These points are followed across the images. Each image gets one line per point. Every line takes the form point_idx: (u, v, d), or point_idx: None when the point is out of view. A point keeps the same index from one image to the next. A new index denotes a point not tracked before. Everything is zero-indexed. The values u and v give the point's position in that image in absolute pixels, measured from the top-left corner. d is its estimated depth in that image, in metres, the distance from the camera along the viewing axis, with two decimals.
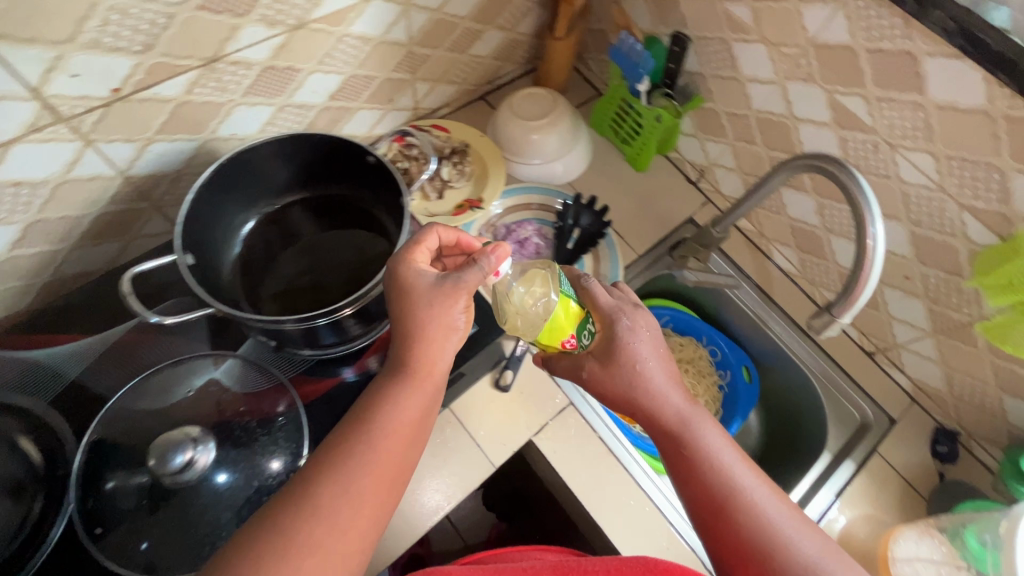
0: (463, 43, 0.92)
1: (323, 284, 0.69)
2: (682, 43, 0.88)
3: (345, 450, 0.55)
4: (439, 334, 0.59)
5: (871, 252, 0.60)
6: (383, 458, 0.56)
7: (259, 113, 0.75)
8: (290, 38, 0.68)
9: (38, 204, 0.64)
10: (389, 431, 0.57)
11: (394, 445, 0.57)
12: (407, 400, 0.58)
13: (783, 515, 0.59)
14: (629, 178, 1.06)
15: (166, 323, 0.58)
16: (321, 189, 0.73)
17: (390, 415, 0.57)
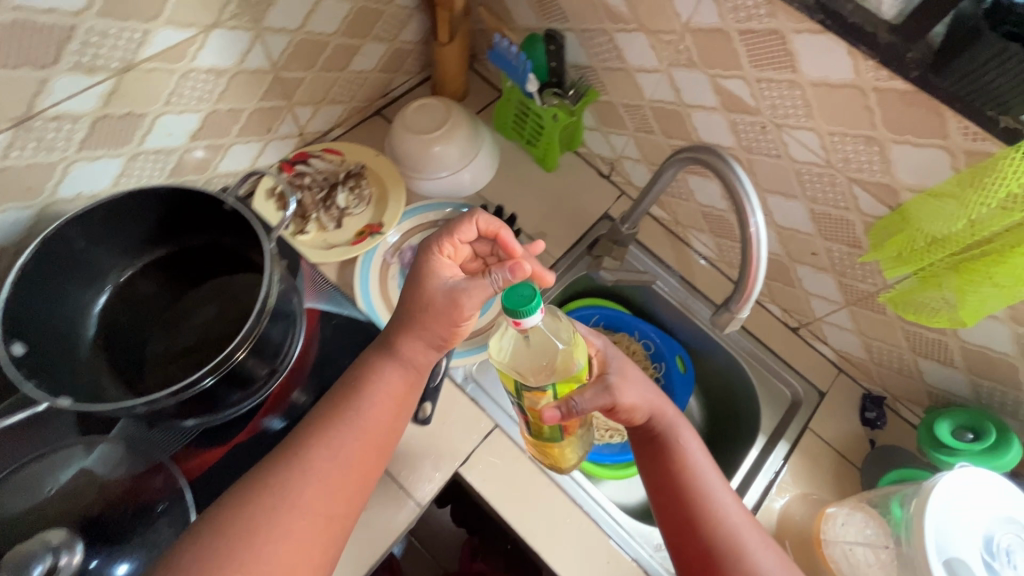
0: (339, 61, 0.87)
1: (200, 344, 0.64)
2: (557, 41, 0.85)
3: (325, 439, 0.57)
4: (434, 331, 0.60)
5: (753, 237, 0.60)
6: (363, 448, 0.58)
7: (105, 166, 0.68)
8: (120, 82, 0.62)
9: None
10: (376, 426, 0.59)
11: (376, 440, 0.59)
12: (390, 391, 0.61)
13: (748, 524, 0.65)
14: (540, 180, 1.02)
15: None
16: (185, 240, 0.68)
17: (371, 410, 0.59)
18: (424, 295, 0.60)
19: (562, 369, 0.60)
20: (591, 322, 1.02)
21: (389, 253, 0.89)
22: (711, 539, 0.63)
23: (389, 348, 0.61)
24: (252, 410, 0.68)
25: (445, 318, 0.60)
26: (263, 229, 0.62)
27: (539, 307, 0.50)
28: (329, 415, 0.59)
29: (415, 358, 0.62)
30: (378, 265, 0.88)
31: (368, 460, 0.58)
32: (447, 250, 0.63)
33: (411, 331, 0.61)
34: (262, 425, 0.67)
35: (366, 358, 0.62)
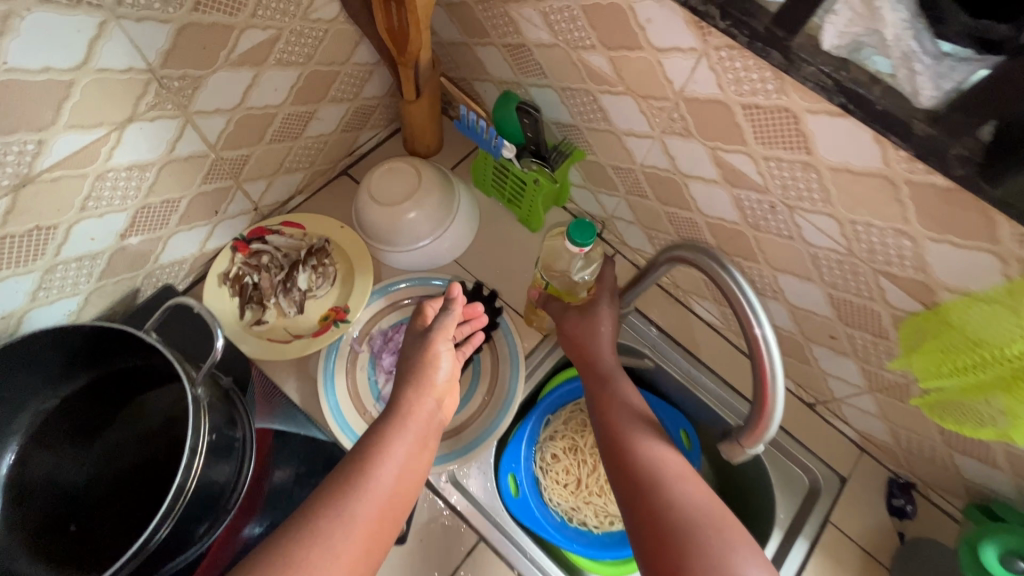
0: (291, 129, 0.77)
1: (138, 483, 0.59)
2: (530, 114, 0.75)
3: (344, 512, 0.56)
4: (422, 385, 0.66)
5: (762, 341, 0.49)
6: (381, 512, 0.58)
7: (16, 285, 0.59)
8: (18, 199, 0.53)
9: None
10: (393, 491, 0.59)
11: (394, 510, 0.59)
12: (407, 458, 0.61)
13: (677, 471, 0.64)
14: (524, 241, 0.92)
15: None
16: (111, 364, 0.61)
17: (390, 475, 0.59)
18: (403, 356, 0.69)
19: (567, 290, 0.79)
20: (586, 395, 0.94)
21: (356, 343, 0.81)
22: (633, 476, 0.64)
23: (403, 411, 0.64)
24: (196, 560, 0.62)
25: (426, 369, 0.68)
26: (185, 370, 0.54)
27: (588, 245, 0.66)
28: (345, 487, 0.58)
29: (422, 417, 0.65)
30: (345, 354, 0.79)
31: (383, 531, 0.58)
32: (413, 315, 0.73)
33: (416, 389, 0.66)
34: (241, 536, 0.64)
35: (380, 426, 0.63)
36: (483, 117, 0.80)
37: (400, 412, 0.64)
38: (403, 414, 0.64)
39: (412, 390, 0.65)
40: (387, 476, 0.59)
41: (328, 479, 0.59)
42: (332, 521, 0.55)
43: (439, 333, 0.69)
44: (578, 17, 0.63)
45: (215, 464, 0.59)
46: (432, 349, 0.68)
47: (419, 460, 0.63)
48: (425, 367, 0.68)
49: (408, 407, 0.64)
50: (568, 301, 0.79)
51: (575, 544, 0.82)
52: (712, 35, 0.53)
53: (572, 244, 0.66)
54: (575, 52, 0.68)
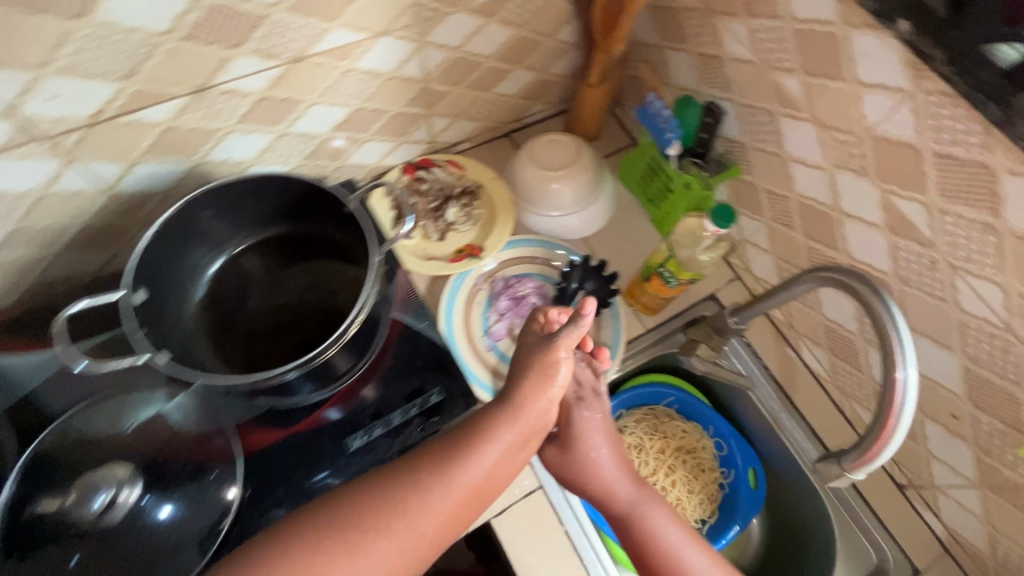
0: (486, 82, 0.88)
1: (291, 328, 0.66)
2: (715, 115, 0.80)
3: (441, 477, 0.54)
4: (537, 384, 0.61)
5: (899, 387, 0.49)
6: (470, 490, 0.55)
7: (255, 140, 0.72)
8: (289, 70, 0.65)
9: (19, 215, 0.63)
10: (488, 474, 0.56)
11: (485, 492, 0.56)
12: (511, 446, 0.58)
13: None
14: (651, 241, 0.96)
15: (89, 371, 0.54)
16: (300, 225, 0.70)
17: (493, 458, 0.57)
18: (524, 352, 0.66)
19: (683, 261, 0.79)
20: (665, 401, 0.98)
21: (480, 280, 0.89)
22: (646, 551, 0.64)
23: (519, 403, 0.59)
24: (303, 413, 0.68)
25: (546, 368, 0.63)
26: (376, 241, 0.63)
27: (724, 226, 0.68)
28: (451, 454, 0.56)
29: (535, 412, 0.60)
30: (468, 286, 0.88)
31: (471, 508, 0.55)
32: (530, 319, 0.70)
33: (536, 384, 0.61)
34: (322, 416, 0.68)
35: (492, 409, 0.60)
36: (668, 107, 0.84)
37: (516, 404, 0.59)
38: (517, 405, 0.60)
39: (530, 388, 0.61)
40: (488, 460, 0.56)
41: (424, 448, 0.57)
42: (428, 483, 0.54)
43: (564, 341, 0.64)
44: (787, 39, 0.67)
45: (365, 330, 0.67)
46: (554, 352, 0.63)
47: (520, 454, 0.59)
48: (545, 368, 0.63)
49: (524, 399, 0.60)
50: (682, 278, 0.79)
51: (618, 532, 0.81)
52: (928, 79, 0.55)
53: (711, 225, 0.68)
54: (770, 72, 0.71)
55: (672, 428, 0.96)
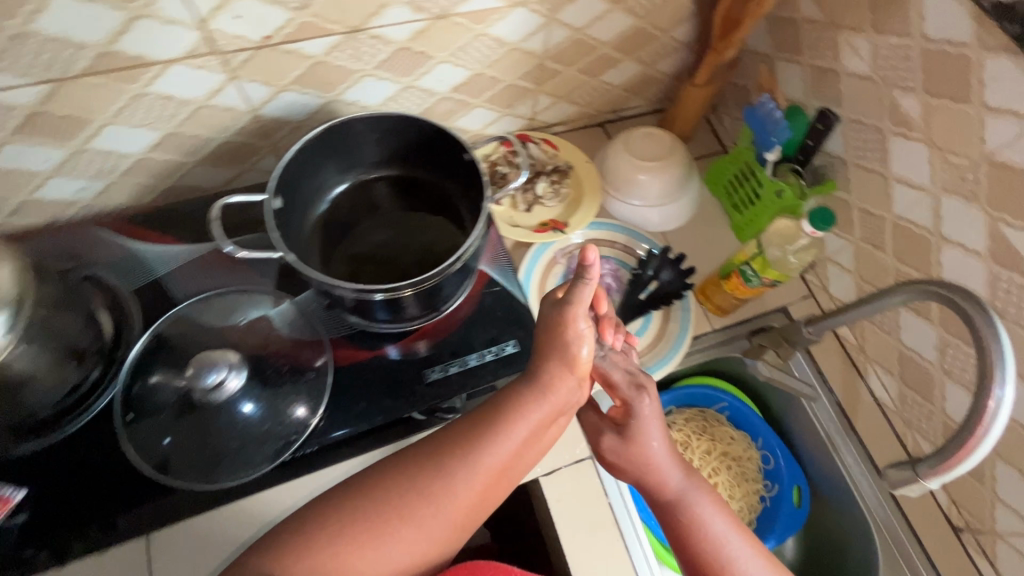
0: (596, 68, 0.92)
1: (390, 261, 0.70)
2: (827, 121, 0.80)
3: (468, 458, 0.56)
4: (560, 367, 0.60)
5: (988, 415, 0.49)
6: (497, 471, 0.57)
7: (384, 88, 0.78)
8: (431, 26, 0.71)
9: (179, 119, 0.71)
10: (512, 456, 0.58)
11: (509, 472, 0.58)
12: (536, 427, 0.59)
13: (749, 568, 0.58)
14: (729, 247, 0.97)
15: (236, 255, 0.59)
16: (412, 171, 0.75)
17: (518, 439, 0.58)
18: (542, 326, 0.63)
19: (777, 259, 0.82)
20: (716, 406, 0.99)
21: (560, 253, 0.93)
22: (690, 545, 0.60)
23: (544, 382, 0.60)
24: (385, 342, 0.72)
25: (566, 344, 0.61)
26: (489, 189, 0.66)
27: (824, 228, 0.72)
28: (475, 435, 0.57)
29: (562, 393, 0.60)
30: (547, 258, 0.92)
31: (498, 486, 0.57)
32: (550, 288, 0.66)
33: (562, 364, 0.60)
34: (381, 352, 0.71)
35: (518, 389, 0.60)
36: (781, 108, 0.84)
37: (541, 383, 0.60)
38: (543, 386, 0.60)
39: (556, 368, 0.60)
40: (514, 441, 0.58)
41: (448, 427, 0.59)
42: (455, 464, 0.56)
43: (576, 308, 0.60)
44: (912, 58, 0.68)
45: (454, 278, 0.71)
46: (571, 324, 0.60)
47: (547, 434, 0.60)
48: (564, 343, 0.61)
49: (550, 379, 0.60)
50: (774, 276, 0.81)
51: (650, 520, 0.91)
52: None
53: (808, 225, 0.72)
54: (887, 89, 0.72)
55: (721, 433, 0.96)
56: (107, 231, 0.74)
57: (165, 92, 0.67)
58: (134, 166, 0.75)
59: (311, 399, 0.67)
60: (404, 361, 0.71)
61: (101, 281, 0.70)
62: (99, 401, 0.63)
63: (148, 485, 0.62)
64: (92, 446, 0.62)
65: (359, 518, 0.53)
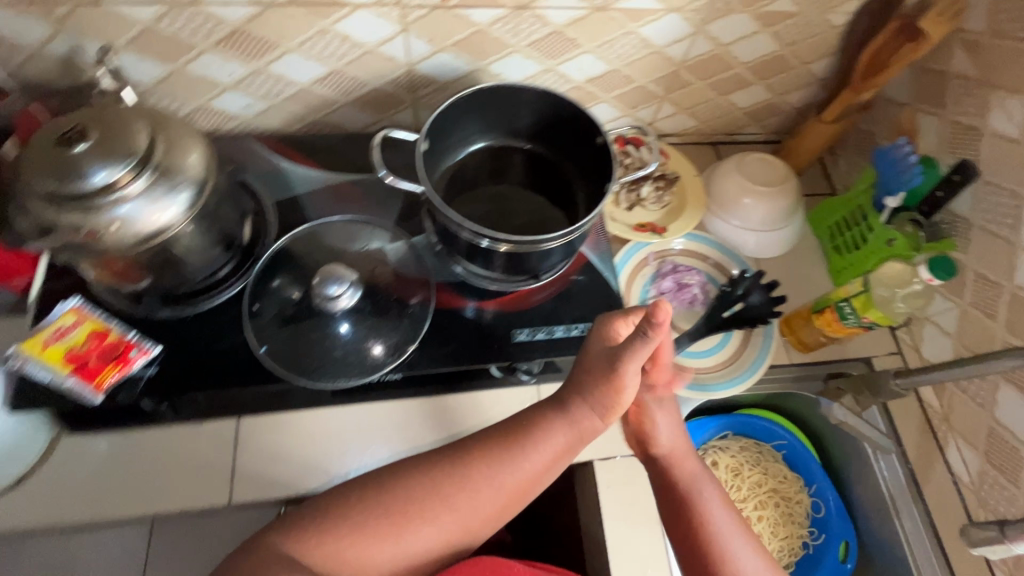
0: (726, 87, 0.93)
1: (502, 223, 0.75)
2: (966, 173, 0.77)
3: (489, 473, 0.58)
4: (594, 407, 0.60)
5: None
6: (516, 490, 0.59)
7: (527, 67, 0.83)
8: (589, 16, 0.76)
9: (346, 60, 0.78)
10: (531, 477, 0.59)
11: (524, 492, 0.60)
12: (558, 453, 0.60)
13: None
14: (821, 288, 0.96)
15: (387, 180, 0.63)
16: (540, 149, 0.79)
17: (538, 464, 0.59)
18: (585, 359, 0.63)
19: (882, 303, 0.79)
20: (774, 443, 0.96)
21: (652, 257, 0.93)
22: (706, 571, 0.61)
23: (572, 413, 0.61)
24: (474, 298, 0.76)
25: (608, 389, 0.60)
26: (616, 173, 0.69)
27: (941, 275, 0.75)
28: (500, 451, 0.59)
29: (586, 428, 0.61)
30: (638, 259, 0.92)
31: (512, 504, 0.59)
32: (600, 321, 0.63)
33: (596, 403, 0.60)
34: (461, 305, 0.75)
35: (546, 413, 0.61)
36: (916, 154, 0.84)
37: (570, 412, 0.61)
38: (570, 415, 0.61)
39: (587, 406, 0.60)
40: (535, 464, 0.59)
41: (468, 438, 0.61)
42: (477, 475, 0.58)
43: (632, 365, 0.57)
44: None
45: (558, 254, 0.74)
46: (619, 375, 0.58)
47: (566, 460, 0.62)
48: (607, 387, 0.59)
49: (579, 411, 0.61)
50: (875, 318, 0.79)
51: None
52: None
53: (927, 273, 0.76)
54: None
55: (774, 470, 0.94)
56: (263, 148, 0.83)
57: (344, 33, 0.74)
58: (294, 95, 0.84)
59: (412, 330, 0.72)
60: (493, 318, 0.75)
61: (250, 187, 0.78)
62: (228, 290, 0.71)
63: (257, 370, 0.69)
64: (216, 325, 0.70)
65: (383, 512, 0.55)
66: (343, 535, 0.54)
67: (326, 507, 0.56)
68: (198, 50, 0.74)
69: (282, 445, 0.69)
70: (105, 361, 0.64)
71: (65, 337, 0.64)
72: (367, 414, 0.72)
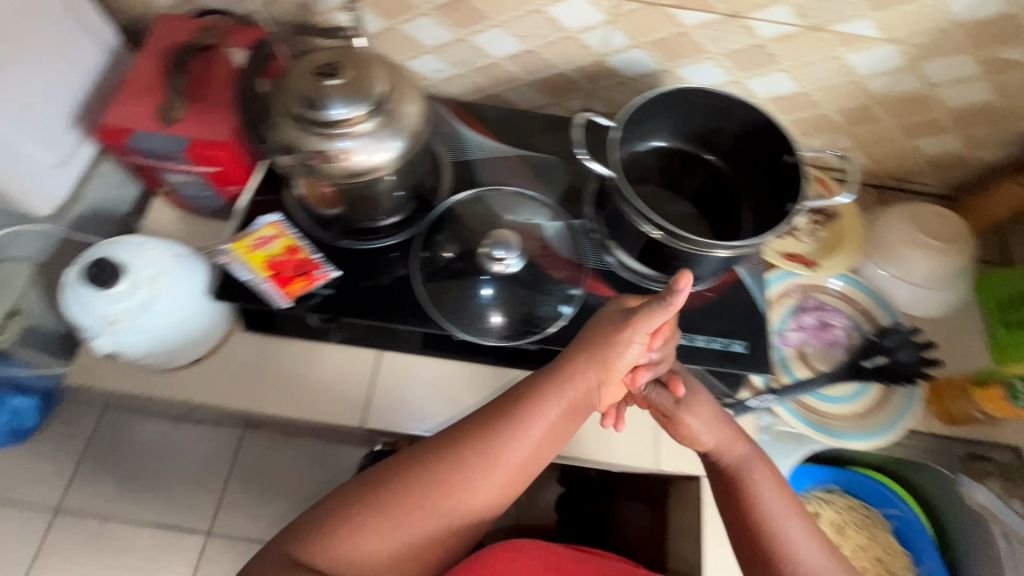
0: (917, 130, 0.88)
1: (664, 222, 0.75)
2: None
3: (488, 451, 0.55)
4: (592, 374, 0.59)
5: None
6: (516, 467, 0.56)
7: (715, 75, 0.83)
8: (799, 34, 0.75)
9: (544, 41, 0.82)
10: (531, 453, 0.57)
11: (529, 469, 0.58)
12: (556, 424, 0.58)
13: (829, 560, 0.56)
14: (976, 360, 0.88)
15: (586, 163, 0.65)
16: (714, 159, 0.79)
17: (537, 438, 0.57)
18: (589, 330, 0.62)
19: None
20: (884, 510, 0.90)
21: (796, 288, 0.90)
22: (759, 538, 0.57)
23: (569, 379, 0.59)
24: (618, 289, 0.76)
25: (608, 350, 0.60)
26: (803, 196, 0.67)
27: None
28: (495, 430, 0.56)
29: (583, 394, 0.60)
30: (781, 287, 0.89)
31: (518, 480, 0.57)
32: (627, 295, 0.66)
33: (593, 365, 0.59)
34: (597, 293, 0.76)
35: (538, 382, 0.59)
36: None
37: (564, 374, 0.59)
38: (564, 382, 0.59)
39: (585, 364, 0.59)
40: (534, 438, 0.57)
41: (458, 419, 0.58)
42: (477, 454, 0.55)
43: (641, 324, 0.60)
44: None
45: (714, 264, 0.74)
46: (625, 335, 0.60)
47: (564, 430, 0.60)
48: (612, 347, 0.60)
49: (575, 376, 0.59)
50: None
51: None
52: None
53: None
54: None
55: (880, 538, 0.88)
56: (446, 111, 0.89)
57: (553, 16, 0.78)
58: (483, 67, 0.88)
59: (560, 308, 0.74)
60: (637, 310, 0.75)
61: (433, 146, 0.84)
62: (397, 235, 0.77)
63: (412, 312, 0.73)
64: (384, 262, 0.76)
65: (384, 503, 0.53)
66: (348, 533, 0.52)
67: (326, 507, 0.53)
68: (418, 12, 0.80)
69: (399, 385, 0.78)
70: (296, 274, 0.72)
71: (266, 246, 0.73)
72: (468, 373, 0.79)
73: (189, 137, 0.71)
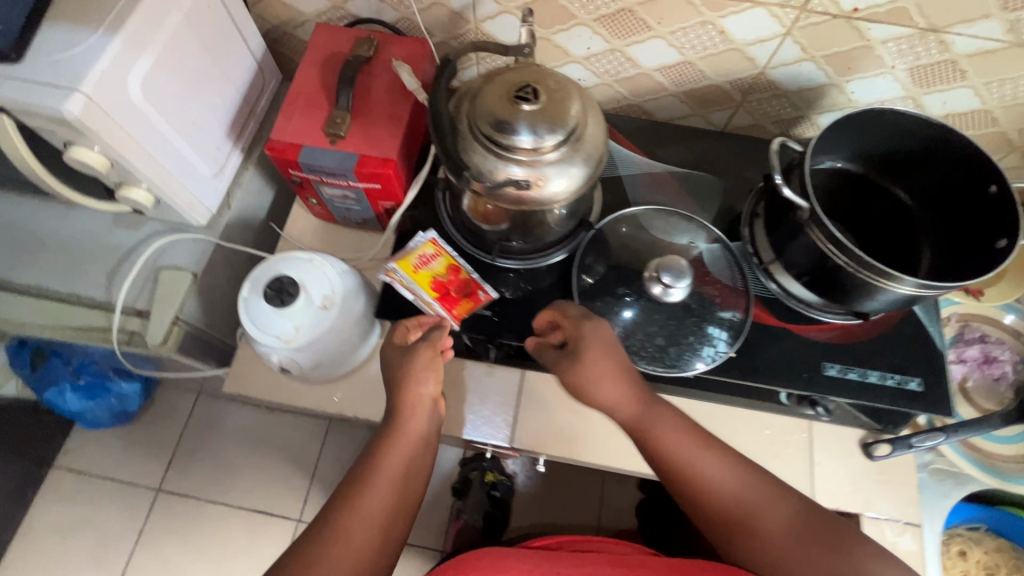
0: None
1: None
2: None
3: (360, 488, 0.54)
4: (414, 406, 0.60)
5: None
6: (394, 487, 0.55)
7: (888, 90, 0.78)
8: (1002, 51, 0.69)
9: (705, 52, 0.78)
10: (400, 475, 0.56)
11: (406, 487, 0.57)
12: (412, 447, 0.58)
13: (748, 480, 0.57)
14: None
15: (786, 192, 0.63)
16: (887, 185, 0.75)
17: (398, 465, 0.57)
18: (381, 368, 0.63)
19: None
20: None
21: (954, 317, 0.84)
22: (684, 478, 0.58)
23: (401, 402, 0.60)
24: (783, 318, 0.74)
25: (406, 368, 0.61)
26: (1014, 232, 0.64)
27: None
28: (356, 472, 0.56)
29: (418, 409, 0.60)
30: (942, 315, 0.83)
31: (403, 503, 0.56)
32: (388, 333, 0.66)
33: (413, 383, 0.60)
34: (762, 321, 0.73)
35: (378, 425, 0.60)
36: None
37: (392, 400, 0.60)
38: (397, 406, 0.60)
39: (408, 384, 0.60)
40: (395, 461, 0.56)
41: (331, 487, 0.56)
42: (351, 494, 0.54)
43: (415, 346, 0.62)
44: None
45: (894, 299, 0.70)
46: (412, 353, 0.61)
47: (423, 452, 0.60)
48: (410, 375, 0.61)
49: (404, 400, 0.60)
50: None
51: None
52: None
53: None
54: None
55: None
56: None
57: (723, 27, 0.74)
58: (629, 77, 0.85)
59: (715, 331, 0.72)
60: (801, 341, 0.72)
61: None
62: (552, 255, 0.75)
63: None
64: (541, 282, 0.74)
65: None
66: None
67: None
68: (577, 21, 0.76)
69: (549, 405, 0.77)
70: (459, 294, 0.71)
71: (429, 265, 0.72)
72: None
73: (356, 153, 0.70)
